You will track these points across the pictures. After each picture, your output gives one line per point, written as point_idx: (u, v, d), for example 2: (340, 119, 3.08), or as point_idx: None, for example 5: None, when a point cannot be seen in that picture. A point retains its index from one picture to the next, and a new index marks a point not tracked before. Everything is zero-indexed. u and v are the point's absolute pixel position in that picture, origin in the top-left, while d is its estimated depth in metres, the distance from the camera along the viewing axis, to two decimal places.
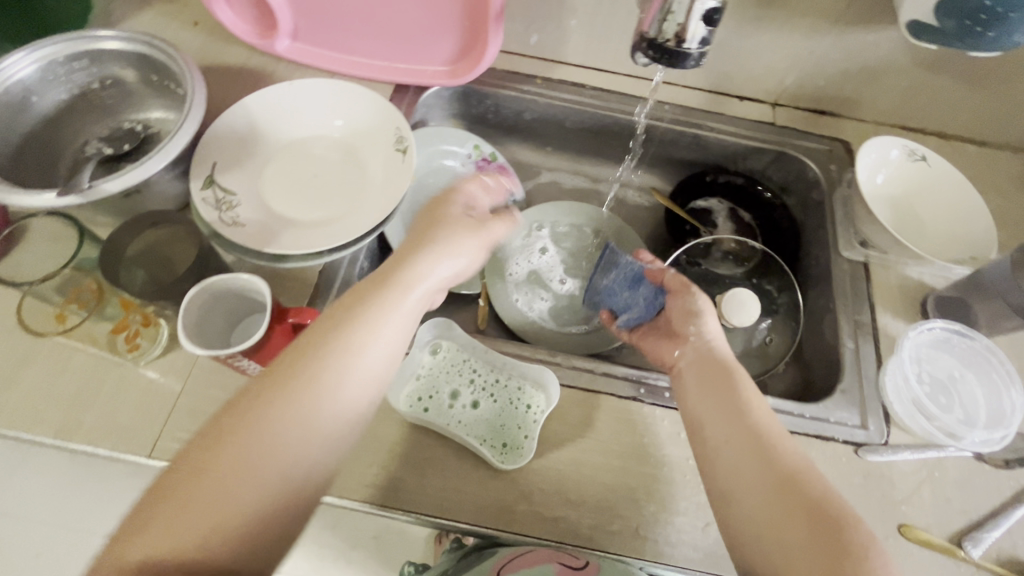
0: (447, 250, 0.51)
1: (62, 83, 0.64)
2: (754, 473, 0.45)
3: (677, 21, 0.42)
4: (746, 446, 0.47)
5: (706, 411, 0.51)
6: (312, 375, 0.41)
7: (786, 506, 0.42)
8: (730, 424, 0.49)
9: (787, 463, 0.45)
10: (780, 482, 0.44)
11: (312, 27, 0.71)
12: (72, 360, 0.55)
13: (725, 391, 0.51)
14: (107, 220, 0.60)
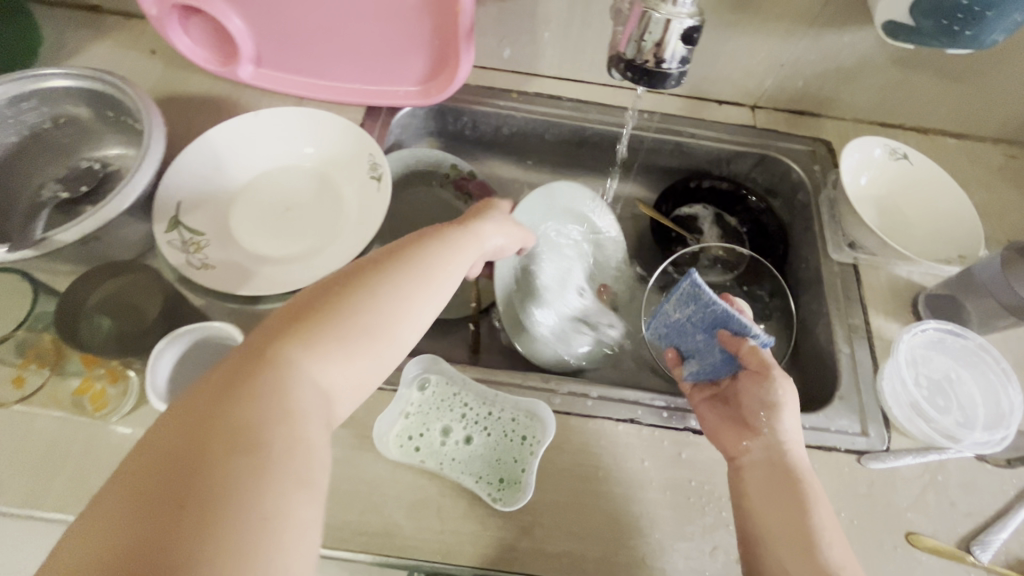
0: (455, 255, 0.45)
1: (11, 125, 0.61)
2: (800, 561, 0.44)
3: (654, 41, 0.40)
4: (792, 527, 0.46)
5: (755, 487, 0.49)
6: (322, 322, 0.36)
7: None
8: (776, 500, 0.47)
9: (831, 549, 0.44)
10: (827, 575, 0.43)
11: (276, 52, 0.68)
12: (34, 425, 0.50)
13: (786, 477, 0.48)
14: (67, 269, 0.57)
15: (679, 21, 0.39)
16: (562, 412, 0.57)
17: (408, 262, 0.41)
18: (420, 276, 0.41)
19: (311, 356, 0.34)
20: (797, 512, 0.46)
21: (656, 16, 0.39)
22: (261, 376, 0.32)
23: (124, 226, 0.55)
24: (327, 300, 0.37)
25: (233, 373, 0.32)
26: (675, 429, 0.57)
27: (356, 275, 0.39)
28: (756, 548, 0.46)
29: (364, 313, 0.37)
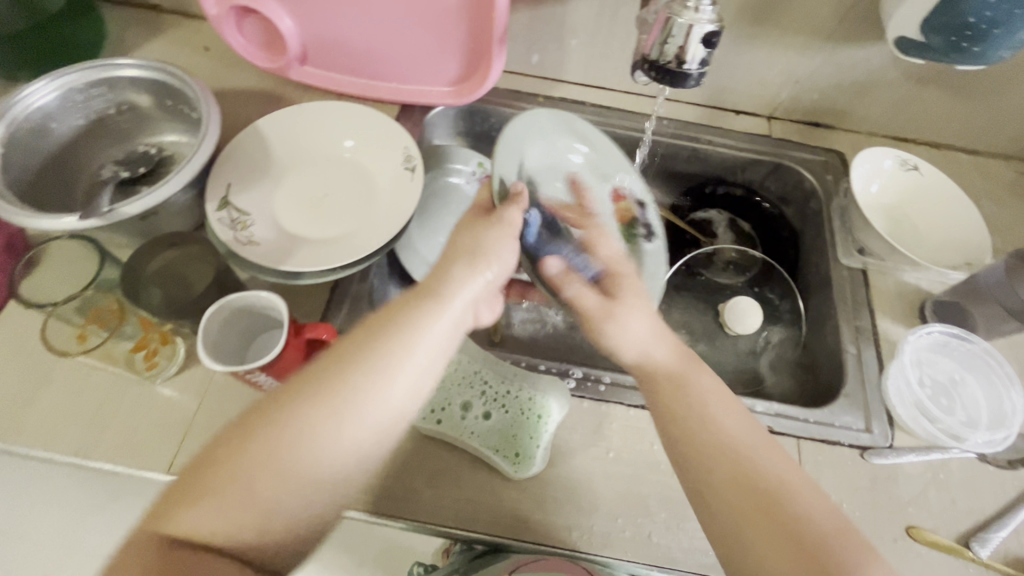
0: (409, 347, 0.42)
1: (79, 109, 0.66)
2: (744, 506, 0.42)
3: (677, 44, 0.44)
4: (730, 480, 0.43)
5: (686, 444, 0.45)
6: (333, 387, 0.40)
7: (792, 547, 0.39)
8: (718, 462, 0.44)
9: (772, 478, 0.43)
10: (766, 501, 0.41)
11: (321, 51, 0.73)
12: (90, 379, 0.56)
13: (683, 394, 0.47)
14: (123, 241, 0.61)
15: (700, 26, 0.42)
16: (574, 396, 0.60)
17: (352, 370, 0.40)
18: (360, 391, 0.40)
19: (244, 482, 0.37)
20: (734, 459, 0.44)
21: (680, 21, 0.43)
22: (205, 501, 0.37)
23: (178, 203, 0.60)
24: (264, 428, 0.38)
25: (181, 503, 0.37)
26: None
27: (366, 338, 0.42)
28: (705, 515, 0.43)
29: (300, 447, 0.38)
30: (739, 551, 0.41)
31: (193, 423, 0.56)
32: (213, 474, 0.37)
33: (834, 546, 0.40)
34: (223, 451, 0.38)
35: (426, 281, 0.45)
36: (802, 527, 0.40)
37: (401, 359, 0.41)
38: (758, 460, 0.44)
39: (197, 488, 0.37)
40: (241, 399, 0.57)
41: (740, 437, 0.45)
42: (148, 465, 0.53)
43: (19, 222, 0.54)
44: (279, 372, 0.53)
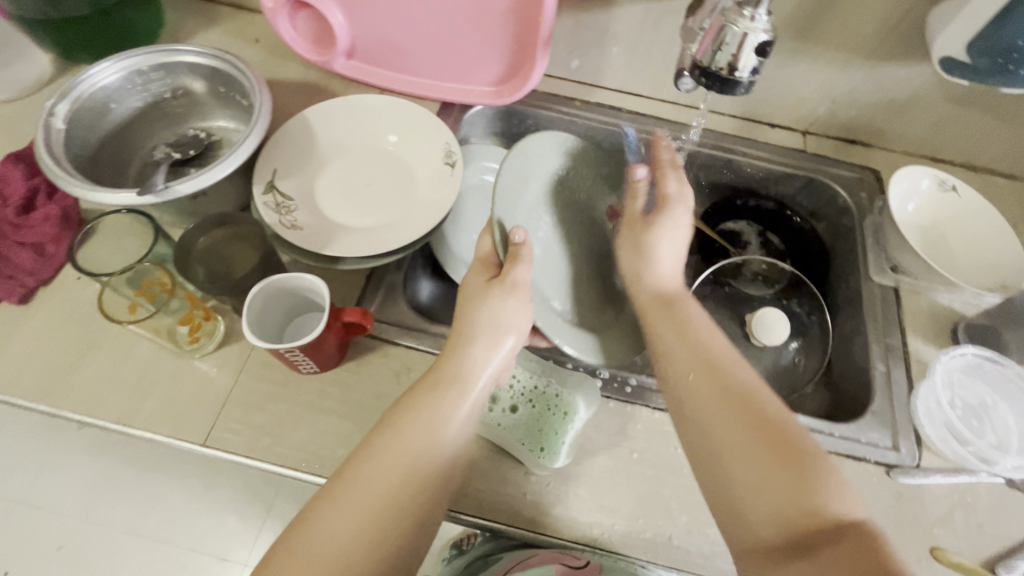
0: (454, 402, 0.47)
1: (138, 91, 0.68)
2: (719, 414, 0.46)
3: (729, 52, 0.45)
4: (704, 391, 0.48)
5: (668, 359, 0.51)
6: (397, 436, 0.45)
7: (761, 445, 0.43)
8: (698, 380, 0.48)
9: (745, 389, 0.47)
10: (734, 405, 0.46)
11: (368, 46, 0.75)
12: (135, 349, 0.59)
13: (669, 313, 0.54)
14: (172, 220, 0.64)
15: (754, 35, 0.44)
16: (602, 395, 0.60)
17: (405, 434, 0.45)
18: (422, 446, 0.45)
19: (347, 522, 0.41)
20: (711, 375, 0.48)
21: (734, 29, 0.44)
22: (317, 549, 0.40)
23: (227, 185, 0.62)
24: (343, 493, 0.42)
25: (291, 557, 0.40)
26: None
27: (418, 392, 0.48)
28: (686, 426, 0.48)
29: (387, 499, 0.42)
30: (713, 453, 0.45)
31: (230, 398, 0.57)
32: (310, 532, 0.41)
33: (801, 447, 0.43)
34: (313, 518, 0.41)
35: (445, 366, 0.49)
36: (772, 429, 0.44)
37: (450, 412, 0.47)
38: (732, 375, 0.48)
39: (301, 550, 0.40)
40: (276, 378, 0.59)
41: (719, 357, 0.49)
42: (185, 436, 0.55)
43: (76, 194, 0.56)
44: (315, 353, 0.54)
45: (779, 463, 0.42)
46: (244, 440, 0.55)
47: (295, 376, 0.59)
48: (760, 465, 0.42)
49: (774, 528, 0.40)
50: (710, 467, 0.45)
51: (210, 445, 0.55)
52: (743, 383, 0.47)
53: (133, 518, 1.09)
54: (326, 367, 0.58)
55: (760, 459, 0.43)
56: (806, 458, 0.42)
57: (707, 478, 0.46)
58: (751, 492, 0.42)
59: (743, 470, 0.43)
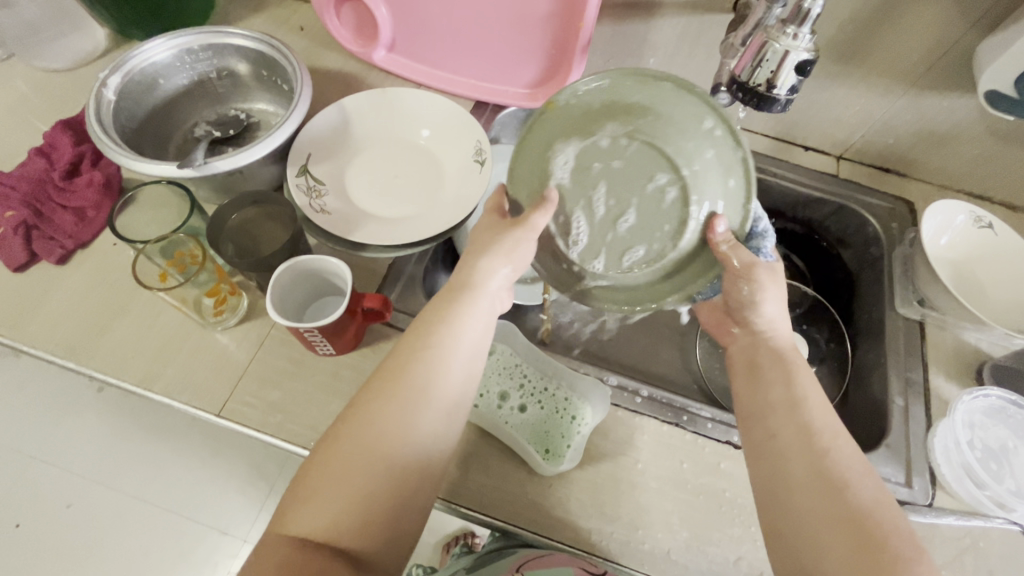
0: (470, 308, 0.50)
1: (186, 69, 0.71)
2: (810, 499, 0.42)
3: (769, 69, 0.46)
4: (791, 470, 0.44)
5: (761, 423, 0.48)
6: (415, 347, 0.47)
7: (846, 533, 0.39)
8: (790, 456, 0.45)
9: (837, 473, 0.43)
10: (825, 496, 0.42)
11: (408, 41, 0.77)
12: (162, 316, 0.61)
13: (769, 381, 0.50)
14: (206, 195, 0.66)
15: (796, 53, 0.44)
16: (611, 402, 0.60)
17: (427, 340, 0.48)
18: (439, 355, 0.47)
19: (386, 418, 0.44)
20: (804, 451, 0.44)
21: (775, 46, 0.44)
22: (362, 444, 0.43)
23: (261, 166, 0.63)
24: (375, 395, 0.45)
25: (337, 454, 0.42)
26: (717, 441, 0.60)
27: (434, 307, 0.50)
28: (767, 506, 0.45)
29: (417, 393, 0.45)
30: (794, 538, 0.42)
31: (246, 372, 0.59)
32: (349, 432, 0.43)
33: (884, 539, 0.39)
34: (352, 418, 0.44)
35: (459, 276, 0.52)
36: (859, 516, 0.40)
37: (468, 318, 0.50)
38: (827, 455, 0.44)
39: (347, 448, 0.43)
40: (292, 357, 0.60)
41: (815, 430, 0.45)
42: (201, 404, 0.57)
43: (120, 163, 0.58)
44: (333, 336, 0.56)
45: (864, 558, 0.38)
46: (257, 414, 0.57)
47: (311, 357, 0.60)
48: (846, 554, 0.39)
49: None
50: (794, 553, 0.42)
51: (224, 416, 0.57)
52: (832, 455, 0.44)
53: (143, 483, 1.13)
54: (342, 351, 0.59)
55: (843, 545, 0.39)
56: (890, 549, 0.38)
57: (785, 557, 0.43)
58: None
59: (826, 558, 0.39)
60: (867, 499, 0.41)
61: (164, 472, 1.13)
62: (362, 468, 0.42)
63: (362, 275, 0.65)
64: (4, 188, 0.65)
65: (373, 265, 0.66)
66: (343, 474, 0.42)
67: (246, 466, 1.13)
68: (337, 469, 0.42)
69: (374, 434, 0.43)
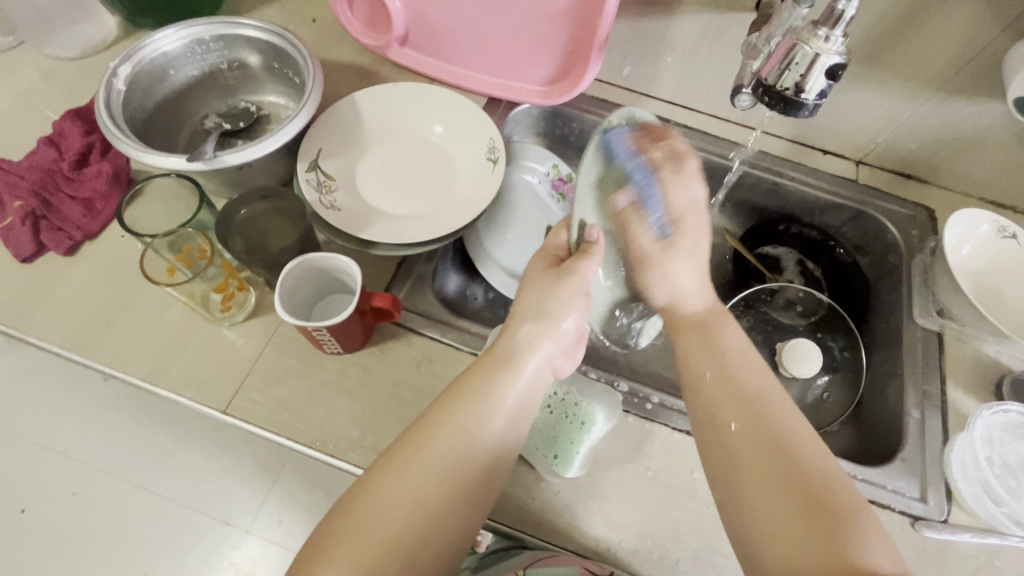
0: (511, 380, 0.48)
1: (196, 60, 0.70)
2: (754, 461, 0.44)
3: (798, 73, 0.44)
4: (733, 433, 0.46)
5: (695, 392, 0.50)
6: (449, 417, 0.45)
7: (790, 496, 0.41)
8: (734, 416, 0.47)
9: (778, 438, 0.44)
10: (771, 459, 0.43)
11: (422, 35, 0.76)
12: (169, 309, 0.60)
13: (704, 341, 0.53)
14: (215, 189, 0.65)
15: (827, 57, 0.42)
16: (622, 409, 0.59)
17: (462, 410, 0.46)
18: (475, 432, 0.45)
19: (411, 490, 0.42)
20: (748, 418, 0.46)
21: (806, 49, 0.43)
22: (382, 512, 0.41)
23: (271, 160, 0.63)
24: (401, 465, 0.43)
25: (355, 517, 0.41)
26: None
27: (472, 377, 0.48)
28: (712, 462, 0.47)
29: (453, 472, 0.44)
30: (737, 497, 0.44)
31: (253, 369, 0.58)
32: (370, 495, 0.42)
33: (833, 508, 0.40)
34: (377, 484, 0.42)
35: (502, 344, 0.50)
36: (803, 474, 0.42)
37: (509, 391, 0.48)
38: (771, 416, 0.46)
39: (366, 514, 0.41)
40: (299, 355, 0.59)
41: (755, 392, 0.48)
42: (207, 400, 0.56)
43: (129, 155, 0.57)
44: (342, 335, 0.55)
45: (807, 523, 0.40)
46: (263, 412, 0.56)
47: (318, 355, 0.59)
48: (787, 515, 0.41)
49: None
50: (735, 513, 0.44)
51: (230, 412, 0.56)
52: (780, 421, 0.46)
53: (147, 474, 1.13)
54: (349, 349, 0.58)
55: (782, 507, 0.41)
56: (839, 521, 0.40)
57: (728, 515, 0.44)
58: (773, 542, 0.40)
59: (769, 519, 0.41)
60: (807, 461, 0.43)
61: (169, 462, 1.13)
62: (376, 536, 0.40)
63: (370, 273, 0.64)
64: (12, 177, 0.65)
65: (382, 263, 0.65)
66: (367, 551, 0.40)
67: (250, 459, 1.14)
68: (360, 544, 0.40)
69: (402, 511, 0.41)
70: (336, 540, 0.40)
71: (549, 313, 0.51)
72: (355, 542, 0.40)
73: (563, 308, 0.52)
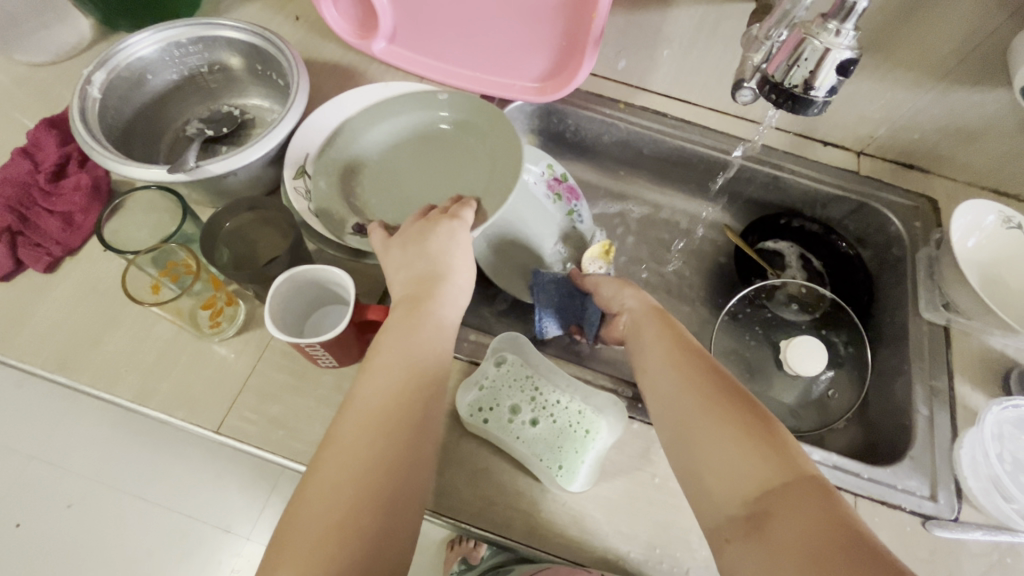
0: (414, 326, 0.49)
1: (175, 64, 0.67)
2: (695, 410, 0.46)
3: (807, 69, 0.42)
4: (669, 377, 0.50)
5: (642, 363, 0.54)
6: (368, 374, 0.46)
7: (719, 418, 0.45)
8: (674, 366, 0.51)
9: (708, 376, 0.48)
10: (704, 395, 0.47)
11: (410, 32, 0.73)
12: (155, 328, 0.58)
13: (651, 323, 0.57)
14: (201, 199, 0.63)
15: (837, 52, 0.40)
16: (627, 415, 0.58)
17: (369, 390, 0.45)
18: (391, 374, 0.46)
19: (341, 473, 0.41)
20: (682, 368, 0.50)
21: (815, 44, 0.41)
22: (315, 504, 0.39)
23: (258, 168, 0.60)
24: (323, 460, 0.42)
25: (293, 522, 0.39)
26: None
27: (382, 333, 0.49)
28: (659, 409, 0.50)
29: (383, 413, 0.44)
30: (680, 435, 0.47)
31: (246, 386, 0.56)
32: (302, 497, 0.40)
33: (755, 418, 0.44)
34: (304, 486, 0.41)
35: (403, 294, 0.51)
36: (731, 399, 0.46)
37: (417, 351, 0.48)
38: (704, 365, 0.50)
39: (301, 515, 0.39)
40: (293, 370, 0.57)
41: (689, 349, 0.52)
42: (199, 421, 0.54)
43: (109, 168, 0.55)
44: (336, 349, 0.53)
45: (739, 437, 0.43)
46: (258, 430, 0.54)
47: (313, 369, 0.57)
48: (720, 434, 0.44)
49: (739, 488, 0.41)
50: (682, 450, 0.46)
51: (223, 432, 0.54)
52: (705, 359, 0.51)
53: (144, 485, 1.11)
54: (345, 363, 0.56)
55: (715, 430, 0.44)
56: (766, 433, 0.43)
57: (677, 457, 0.46)
58: (720, 462, 0.43)
59: (708, 441, 0.44)
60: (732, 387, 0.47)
61: (166, 473, 1.11)
62: (314, 523, 0.38)
63: (364, 281, 0.63)
64: None
65: (376, 270, 0.63)
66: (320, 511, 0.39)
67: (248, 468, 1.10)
68: (315, 511, 0.39)
69: (347, 464, 0.41)
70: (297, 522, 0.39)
71: (426, 262, 0.52)
72: (310, 512, 0.39)
73: (438, 253, 0.52)
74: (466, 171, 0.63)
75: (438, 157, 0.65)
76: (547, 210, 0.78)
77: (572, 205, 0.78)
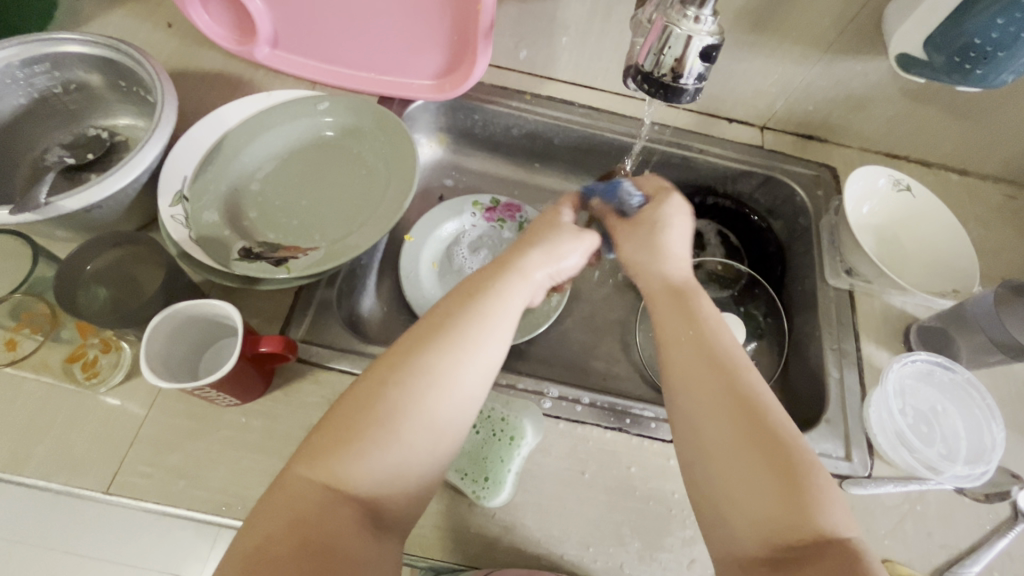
0: (481, 330, 0.43)
1: (20, 87, 0.60)
2: (728, 439, 0.38)
3: (674, 55, 0.42)
4: (715, 402, 0.40)
5: (672, 360, 0.44)
6: (416, 367, 0.40)
7: (755, 454, 0.37)
8: (702, 379, 0.42)
9: (760, 412, 0.39)
10: (741, 420, 0.39)
11: (292, 35, 0.68)
12: (22, 388, 0.52)
13: (684, 314, 0.47)
14: (66, 236, 0.56)
15: (699, 38, 0.41)
16: (547, 417, 0.58)
17: (417, 371, 0.40)
18: (438, 386, 0.39)
19: (364, 469, 0.36)
20: (722, 382, 0.41)
21: (677, 31, 0.41)
22: (308, 500, 0.35)
23: (128, 197, 0.55)
24: (340, 444, 0.37)
25: (277, 506, 0.35)
26: (662, 440, 0.58)
27: (433, 329, 0.42)
28: (682, 422, 0.41)
29: (412, 420, 0.38)
30: (703, 453, 0.39)
31: (139, 437, 0.51)
32: (295, 484, 0.36)
33: (794, 453, 0.37)
34: (306, 465, 0.36)
35: (474, 292, 0.45)
36: (770, 438, 0.38)
37: (469, 348, 0.41)
38: (745, 384, 0.41)
39: (291, 503, 0.35)
40: (192, 414, 0.53)
41: (730, 361, 0.42)
42: (84, 483, 0.49)
43: None
44: (232, 388, 0.49)
45: (777, 482, 0.36)
46: (152, 486, 0.49)
47: (212, 410, 0.53)
48: (754, 474, 0.36)
49: (766, 535, 0.35)
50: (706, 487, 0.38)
51: (114, 492, 0.49)
52: (745, 381, 0.41)
53: None
54: (248, 400, 0.53)
55: (752, 469, 0.37)
56: (808, 475, 0.36)
57: (697, 482, 0.39)
58: (746, 504, 0.36)
59: (739, 481, 0.37)
60: (772, 415, 0.39)
61: None
62: (269, 541, 0.33)
63: (266, 309, 0.59)
64: None
65: (278, 296, 0.60)
66: (293, 507, 0.35)
67: None
68: (284, 507, 0.35)
69: (346, 452, 0.36)
70: (275, 509, 0.35)
71: (519, 264, 0.48)
72: (284, 505, 0.35)
73: (534, 264, 0.49)
74: (361, 179, 0.62)
75: (330, 167, 0.63)
76: (503, 239, 0.76)
77: (517, 219, 0.77)
